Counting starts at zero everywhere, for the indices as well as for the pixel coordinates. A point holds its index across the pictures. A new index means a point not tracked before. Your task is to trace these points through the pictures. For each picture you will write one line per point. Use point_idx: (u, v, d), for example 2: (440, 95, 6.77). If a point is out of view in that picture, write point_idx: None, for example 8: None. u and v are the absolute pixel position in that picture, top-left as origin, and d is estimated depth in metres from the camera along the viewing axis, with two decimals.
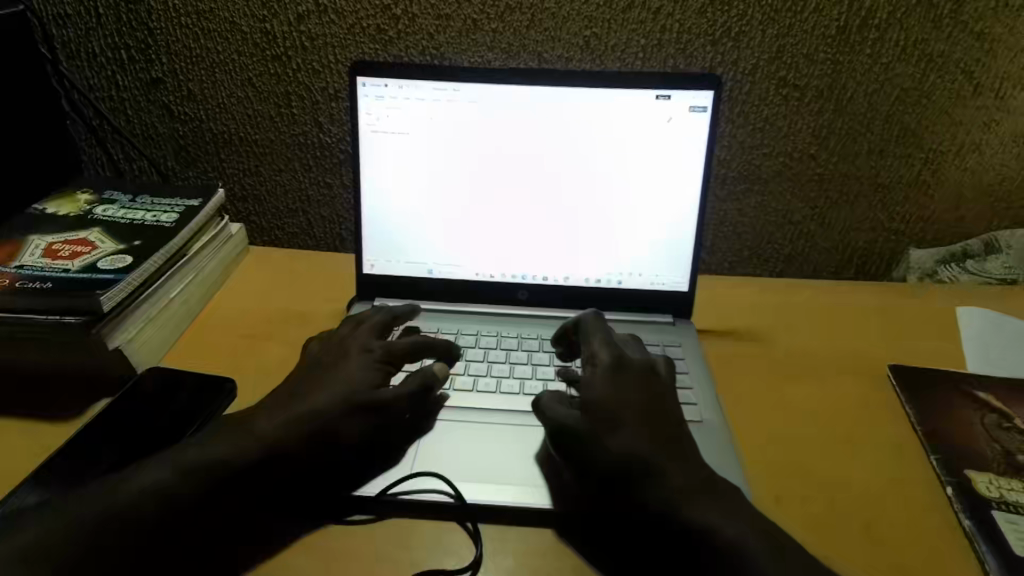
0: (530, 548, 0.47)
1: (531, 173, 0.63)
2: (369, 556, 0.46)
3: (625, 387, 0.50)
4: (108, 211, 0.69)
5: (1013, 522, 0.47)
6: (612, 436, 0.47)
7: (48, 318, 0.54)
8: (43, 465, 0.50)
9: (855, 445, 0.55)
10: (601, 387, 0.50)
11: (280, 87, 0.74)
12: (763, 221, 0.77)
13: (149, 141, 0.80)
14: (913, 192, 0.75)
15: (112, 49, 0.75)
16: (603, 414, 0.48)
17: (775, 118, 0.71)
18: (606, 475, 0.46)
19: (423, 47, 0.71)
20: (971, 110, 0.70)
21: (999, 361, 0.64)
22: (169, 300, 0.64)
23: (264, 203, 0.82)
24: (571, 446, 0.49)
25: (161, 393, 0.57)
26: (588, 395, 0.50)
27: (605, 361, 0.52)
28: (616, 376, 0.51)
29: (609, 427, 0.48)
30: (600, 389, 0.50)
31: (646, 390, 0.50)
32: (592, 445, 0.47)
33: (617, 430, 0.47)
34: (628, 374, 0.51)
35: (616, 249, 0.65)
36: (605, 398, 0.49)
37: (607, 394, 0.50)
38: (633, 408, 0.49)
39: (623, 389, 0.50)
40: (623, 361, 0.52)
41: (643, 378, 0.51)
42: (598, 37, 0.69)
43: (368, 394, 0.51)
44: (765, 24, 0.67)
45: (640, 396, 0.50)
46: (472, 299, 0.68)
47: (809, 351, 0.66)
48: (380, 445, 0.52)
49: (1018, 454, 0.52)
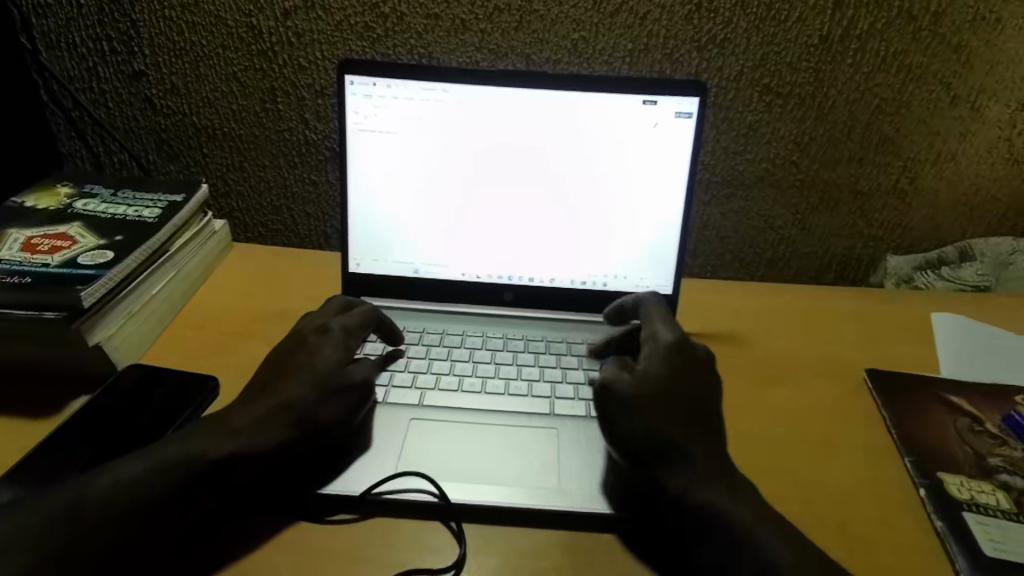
0: (510, 548, 0.47)
1: (519, 174, 0.64)
2: (351, 554, 0.46)
3: (684, 369, 0.52)
4: (89, 206, 0.68)
5: (983, 523, 0.48)
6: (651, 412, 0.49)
7: (26, 313, 0.53)
8: (16, 464, 0.49)
9: (833, 447, 0.56)
10: (660, 368, 0.52)
11: (265, 82, 0.74)
12: (746, 225, 0.78)
13: (130, 135, 0.79)
14: (891, 199, 0.76)
15: (94, 40, 0.73)
16: (655, 389, 0.50)
17: (758, 124, 0.72)
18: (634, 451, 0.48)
19: (411, 46, 0.71)
20: (948, 120, 0.72)
21: (970, 365, 0.66)
22: (151, 297, 0.63)
23: (248, 199, 0.81)
24: (612, 406, 0.50)
25: (140, 390, 0.56)
26: (649, 369, 0.52)
27: (667, 342, 0.55)
28: (677, 358, 0.53)
29: (650, 400, 0.49)
30: (660, 367, 0.52)
31: (699, 376, 0.53)
32: (630, 410, 0.49)
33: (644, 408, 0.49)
34: (688, 359, 0.54)
35: (602, 251, 0.65)
36: (663, 374, 0.52)
37: (663, 373, 0.52)
38: (683, 389, 0.51)
39: (679, 371, 0.52)
40: (686, 349, 0.55)
41: (699, 365, 0.54)
42: (586, 40, 0.69)
43: (339, 374, 0.53)
44: (750, 32, 0.68)
45: (692, 381, 0.52)
46: (459, 299, 0.68)
47: (788, 354, 0.68)
48: (348, 436, 0.53)
49: (989, 457, 0.54)
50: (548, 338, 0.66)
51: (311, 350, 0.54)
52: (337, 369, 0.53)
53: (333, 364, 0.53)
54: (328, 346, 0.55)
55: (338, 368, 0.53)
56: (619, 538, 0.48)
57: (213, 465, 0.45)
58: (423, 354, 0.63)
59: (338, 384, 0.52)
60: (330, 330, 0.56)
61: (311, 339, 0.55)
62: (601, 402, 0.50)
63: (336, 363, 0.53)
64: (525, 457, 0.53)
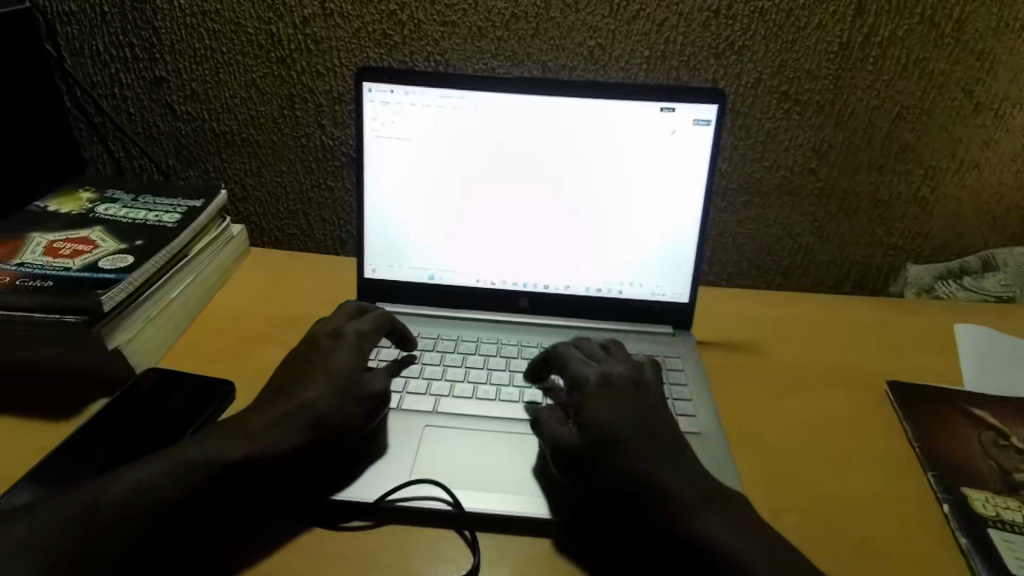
0: (525, 558, 0.47)
1: (538, 183, 0.64)
2: (365, 561, 0.46)
3: (613, 402, 0.50)
4: (110, 210, 0.68)
5: (1009, 540, 0.47)
6: (617, 452, 0.47)
7: (47, 316, 0.54)
8: (37, 465, 0.50)
9: (852, 460, 0.56)
10: (592, 409, 0.50)
11: (283, 88, 0.74)
12: (763, 233, 0.78)
13: (151, 140, 0.79)
14: (912, 208, 0.75)
15: (117, 47, 0.74)
16: (601, 434, 0.48)
17: (776, 132, 0.72)
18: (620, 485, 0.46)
19: (428, 53, 0.71)
20: (970, 128, 0.71)
21: (994, 377, 0.65)
22: (169, 301, 0.64)
23: (265, 204, 0.82)
24: (580, 461, 0.49)
25: (159, 394, 0.57)
26: (581, 416, 0.50)
27: (592, 380, 0.53)
28: (603, 393, 0.51)
29: (608, 449, 0.48)
30: (593, 410, 0.50)
31: (635, 402, 0.51)
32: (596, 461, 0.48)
33: (617, 451, 0.48)
34: (615, 390, 0.52)
35: (618, 259, 0.65)
36: (600, 416, 0.50)
37: (598, 415, 0.50)
38: (623, 423, 0.49)
39: (612, 406, 0.50)
40: (611, 376, 0.53)
41: (631, 391, 0.52)
42: (602, 47, 0.69)
43: (353, 379, 0.53)
44: (769, 39, 0.67)
45: (627, 411, 0.50)
46: (473, 306, 0.68)
47: (805, 363, 0.67)
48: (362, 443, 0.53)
49: (1014, 472, 0.53)
50: None
51: (326, 354, 0.54)
52: (352, 374, 0.53)
53: (347, 369, 0.53)
54: (341, 351, 0.55)
55: (352, 372, 0.53)
56: None
57: (230, 468, 0.45)
58: (437, 360, 0.63)
59: (352, 388, 0.52)
60: (343, 335, 0.56)
61: (325, 343, 0.55)
62: (565, 462, 0.50)
63: (350, 367, 0.54)
64: (540, 466, 0.52)
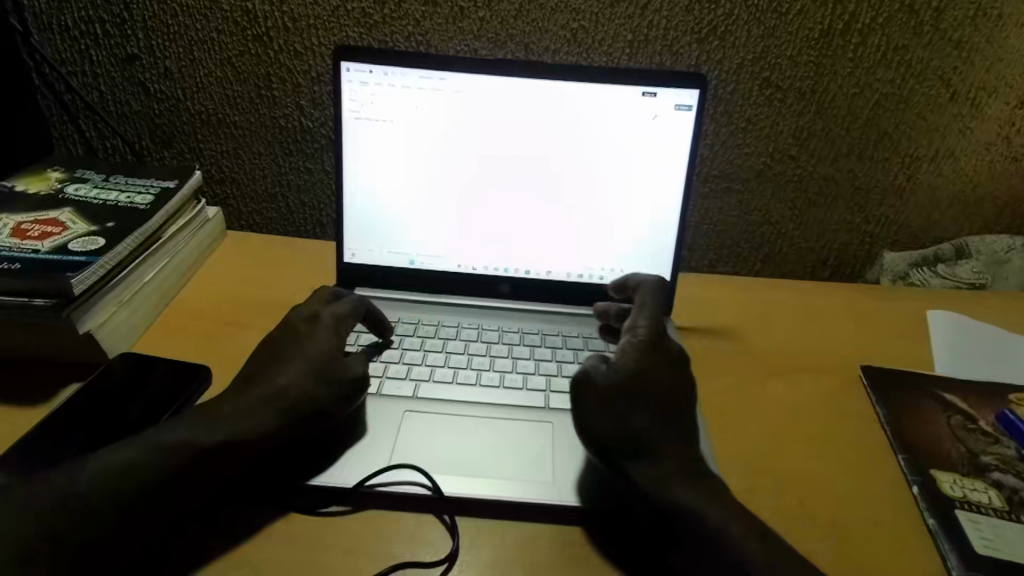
0: (505, 543, 0.47)
1: (519, 168, 0.63)
2: (343, 546, 0.46)
3: (659, 364, 0.52)
4: (80, 191, 0.67)
5: (976, 521, 0.49)
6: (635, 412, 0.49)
7: (12, 300, 0.52)
8: (6, 452, 0.49)
9: (825, 443, 0.56)
10: (631, 359, 0.52)
11: (260, 68, 0.73)
12: (743, 219, 0.78)
13: (123, 119, 0.78)
14: (889, 195, 0.76)
15: (86, 23, 0.72)
16: (628, 385, 0.50)
17: (757, 118, 0.72)
18: (626, 440, 0.48)
19: (409, 34, 0.70)
20: (947, 117, 0.72)
21: (965, 363, 0.66)
22: (142, 285, 0.63)
23: (242, 186, 0.81)
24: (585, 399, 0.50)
25: (133, 379, 0.56)
26: (624, 361, 0.52)
27: (643, 334, 0.54)
28: (653, 351, 0.53)
29: (632, 396, 0.49)
30: (631, 361, 0.52)
31: (672, 371, 0.52)
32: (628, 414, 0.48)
33: (639, 403, 0.49)
34: (661, 355, 0.53)
35: (599, 244, 0.65)
36: (636, 368, 0.51)
37: (632, 365, 0.51)
38: (657, 384, 0.51)
39: (655, 369, 0.51)
40: (661, 341, 0.54)
41: (670, 359, 0.53)
42: (586, 30, 0.69)
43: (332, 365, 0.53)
44: (751, 24, 0.67)
45: (665, 382, 0.51)
46: (454, 291, 0.67)
47: (782, 349, 0.68)
48: (339, 430, 0.53)
49: (982, 455, 0.54)
50: (543, 331, 0.66)
51: (302, 337, 0.55)
52: (331, 356, 0.54)
53: (325, 350, 0.54)
54: (319, 337, 0.55)
55: (330, 356, 0.54)
56: (612, 532, 0.48)
57: (206, 453, 0.45)
58: (418, 346, 0.62)
59: (328, 370, 0.52)
60: (321, 321, 0.56)
61: (302, 327, 0.55)
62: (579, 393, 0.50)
63: (329, 349, 0.54)
64: (520, 452, 0.53)
